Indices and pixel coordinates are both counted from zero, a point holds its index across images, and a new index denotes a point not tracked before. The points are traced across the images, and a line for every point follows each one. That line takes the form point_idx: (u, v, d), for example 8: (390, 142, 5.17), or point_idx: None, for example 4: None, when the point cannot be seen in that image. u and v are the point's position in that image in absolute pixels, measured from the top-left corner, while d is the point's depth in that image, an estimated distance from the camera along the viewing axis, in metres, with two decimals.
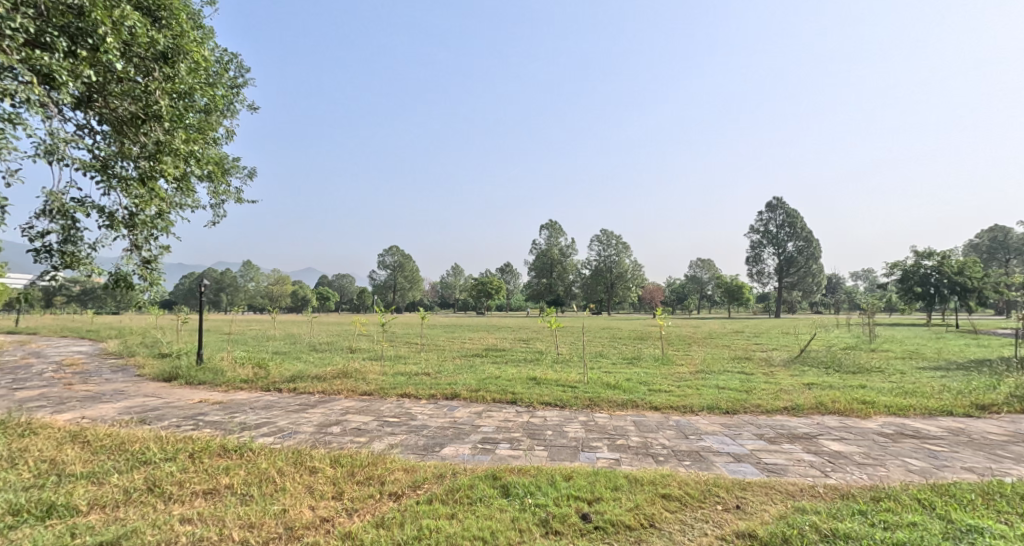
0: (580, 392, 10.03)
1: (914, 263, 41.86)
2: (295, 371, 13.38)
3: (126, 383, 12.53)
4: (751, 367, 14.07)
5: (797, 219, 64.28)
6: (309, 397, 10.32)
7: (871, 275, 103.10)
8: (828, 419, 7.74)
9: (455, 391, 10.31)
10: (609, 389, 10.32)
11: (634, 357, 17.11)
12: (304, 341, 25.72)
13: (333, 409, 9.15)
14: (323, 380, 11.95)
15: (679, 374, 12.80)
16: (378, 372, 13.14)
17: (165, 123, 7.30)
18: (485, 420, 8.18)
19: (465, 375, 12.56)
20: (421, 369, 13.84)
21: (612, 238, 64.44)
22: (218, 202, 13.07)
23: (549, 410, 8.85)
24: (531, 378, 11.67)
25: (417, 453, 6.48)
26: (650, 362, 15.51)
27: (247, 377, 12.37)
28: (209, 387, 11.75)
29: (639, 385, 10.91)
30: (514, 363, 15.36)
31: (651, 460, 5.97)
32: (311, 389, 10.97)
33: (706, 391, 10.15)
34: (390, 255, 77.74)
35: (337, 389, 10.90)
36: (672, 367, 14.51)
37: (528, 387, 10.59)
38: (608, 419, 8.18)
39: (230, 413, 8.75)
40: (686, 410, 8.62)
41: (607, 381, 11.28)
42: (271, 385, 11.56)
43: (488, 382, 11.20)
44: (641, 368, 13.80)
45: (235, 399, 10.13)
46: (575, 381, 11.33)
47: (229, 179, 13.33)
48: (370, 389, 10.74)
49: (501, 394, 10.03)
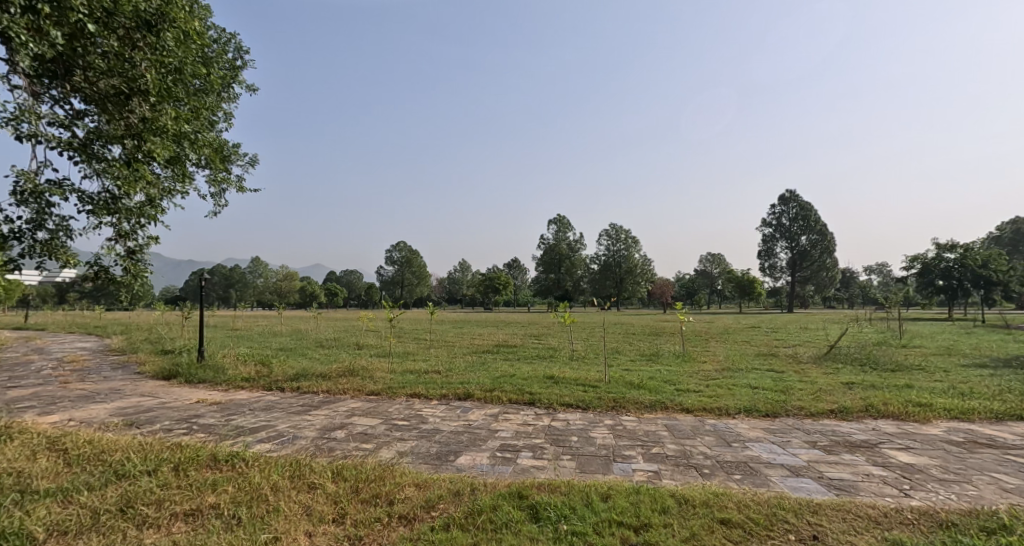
0: (602, 392, 9.35)
1: (935, 255, 40.62)
2: (300, 369, 12.79)
3: (123, 381, 11.98)
4: (779, 365, 13.31)
5: (811, 212, 63.03)
6: (313, 397, 9.68)
7: (885, 269, 101.33)
8: (884, 424, 6.99)
9: (469, 390, 9.66)
10: (633, 389, 9.63)
11: (652, 353, 16.36)
12: (310, 337, 25.14)
13: (338, 411, 8.52)
14: (328, 378, 11.35)
15: (704, 373, 12.10)
16: (386, 370, 12.50)
17: (153, 99, 6.67)
18: (503, 423, 7.52)
19: (478, 373, 11.91)
20: (431, 366, 13.22)
21: (622, 232, 63.59)
22: (219, 190, 12.48)
23: (572, 413, 8.16)
24: (548, 376, 11.01)
25: (429, 463, 5.81)
26: (670, 359, 14.79)
27: (249, 375, 11.77)
28: (209, 386, 11.15)
29: (665, 384, 10.22)
30: (528, 360, 14.71)
31: (696, 473, 5.26)
32: (316, 389, 10.34)
33: (738, 391, 9.44)
34: (398, 251, 77.21)
35: (343, 388, 10.27)
36: (695, 365, 13.77)
37: (546, 387, 9.92)
38: (638, 423, 7.48)
39: (228, 416, 8.12)
40: (722, 413, 7.90)
41: (629, 379, 10.60)
42: (274, 384, 10.94)
43: (504, 380, 10.55)
44: (662, 366, 13.08)
45: (234, 400, 9.52)
46: (596, 380, 10.65)
47: (229, 166, 12.74)
48: (377, 388, 10.10)
49: (518, 394, 9.37)
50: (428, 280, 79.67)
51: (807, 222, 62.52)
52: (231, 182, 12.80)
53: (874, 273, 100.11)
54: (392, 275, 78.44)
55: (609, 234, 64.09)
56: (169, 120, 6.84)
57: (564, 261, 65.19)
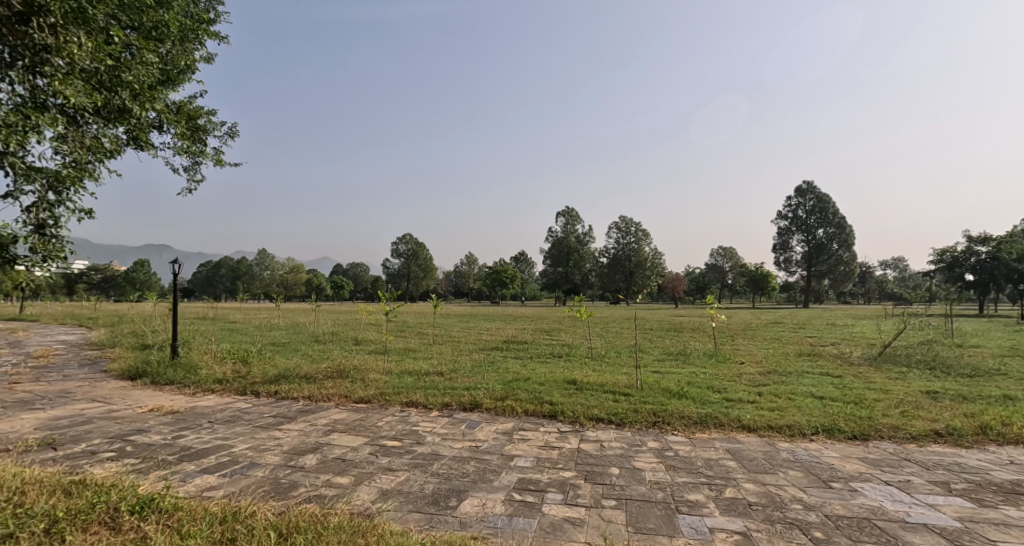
0: (637, 404, 7.75)
1: (964, 249, 38.51)
2: (285, 368, 11.25)
3: (80, 382, 10.44)
4: (831, 367, 11.63)
5: (829, 203, 60.79)
6: (290, 406, 8.10)
7: (903, 265, 98.54)
8: (1020, 456, 5.35)
9: (477, 398, 8.08)
10: (674, 400, 8.03)
11: (679, 354, 14.67)
12: (307, 331, 23.63)
13: (316, 425, 6.97)
14: (313, 381, 9.79)
15: (748, 378, 10.44)
16: (384, 371, 10.95)
17: (57, 21, 5.07)
18: (520, 448, 5.94)
19: (487, 375, 10.31)
20: (432, 367, 11.66)
21: (632, 224, 61.78)
22: (196, 163, 10.90)
23: (604, 432, 6.55)
24: (569, 380, 9.42)
25: (422, 513, 4.23)
26: (702, 361, 13.12)
27: (224, 377, 10.23)
28: (175, 389, 9.62)
29: (708, 393, 8.59)
30: (542, 360, 13.11)
31: (805, 540, 3.66)
32: (296, 394, 8.80)
33: (803, 402, 7.80)
34: (402, 244, 75.89)
35: (328, 394, 8.72)
36: (733, 367, 12.11)
37: (568, 394, 8.34)
38: (692, 449, 5.85)
39: (178, 430, 6.59)
40: (794, 434, 6.25)
41: (666, 386, 8.97)
42: (248, 387, 9.40)
43: (518, 385, 8.95)
44: (697, 369, 11.45)
45: (195, 409, 7.95)
46: (626, 386, 9.06)
47: (204, 138, 11.21)
48: (368, 395, 8.54)
49: (536, 405, 7.77)
50: (434, 273, 78.29)
51: (824, 215, 60.43)
52: (210, 155, 11.22)
53: (889, 267, 97.79)
54: (398, 268, 77.02)
55: (619, 227, 62.28)
56: (84, 52, 5.27)
57: (572, 255, 63.36)
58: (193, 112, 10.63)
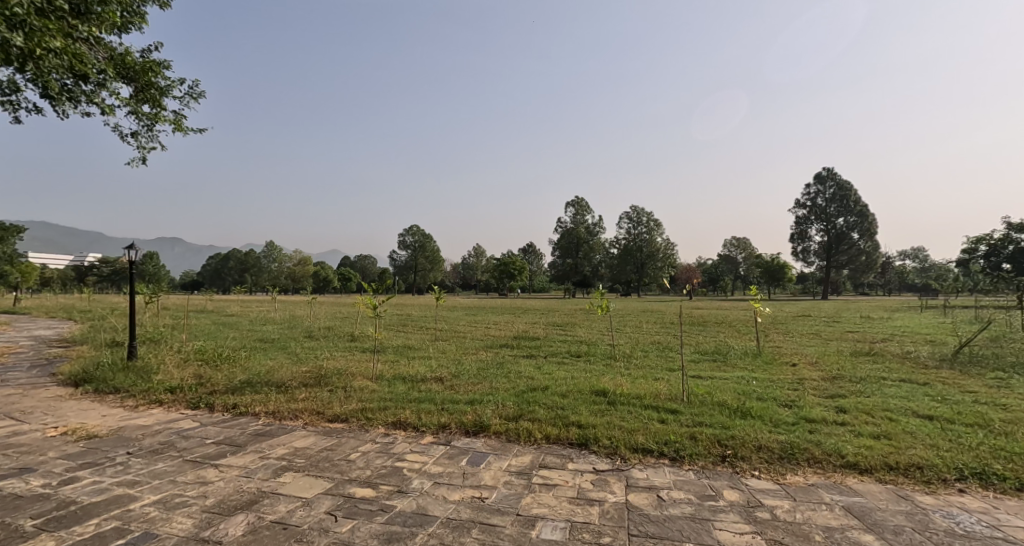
0: (692, 428, 5.95)
1: (1001, 236, 36.05)
2: (258, 372, 9.53)
3: (10, 391, 8.74)
4: (906, 371, 9.72)
5: (851, 191, 58.23)
6: (245, 428, 6.35)
7: (922, 254, 96.15)
8: None
9: (483, 417, 6.31)
10: (738, 420, 6.20)
11: (715, 354, 12.80)
12: (302, 326, 22.01)
13: (269, 458, 5.23)
14: (285, 390, 8.05)
15: (812, 386, 8.61)
16: (374, 377, 9.22)
17: None
18: (544, 505, 4.17)
19: (496, 382, 8.53)
20: (431, 370, 9.93)
21: (644, 214, 59.62)
22: (148, 127, 9.06)
23: (660, 476, 4.79)
24: (597, 390, 7.63)
25: None
26: (745, 363, 11.25)
27: (180, 383, 8.52)
28: (118, 399, 7.91)
29: (777, 410, 6.77)
30: (560, 362, 11.32)
31: None
32: (258, 409, 7.05)
33: (911, 423, 5.97)
34: (411, 234, 73.92)
35: (296, 409, 6.97)
36: (786, 372, 10.28)
37: (600, 411, 6.55)
38: (795, 508, 4.04)
39: (77, 467, 4.86)
40: (932, 479, 4.43)
41: (720, 400, 7.15)
42: (202, 399, 7.66)
43: (534, 399, 7.17)
44: (745, 374, 9.61)
45: (122, 430, 6.20)
46: (668, 399, 7.25)
47: (160, 100, 9.43)
48: (346, 412, 6.78)
49: (560, 428, 6.01)
50: (442, 265, 76.73)
51: (845, 203, 57.92)
52: (168, 120, 9.35)
53: (908, 257, 95.18)
54: (405, 260, 75.57)
55: (630, 217, 60.15)
56: None
57: (582, 246, 61.50)
58: (138, 64, 8.82)
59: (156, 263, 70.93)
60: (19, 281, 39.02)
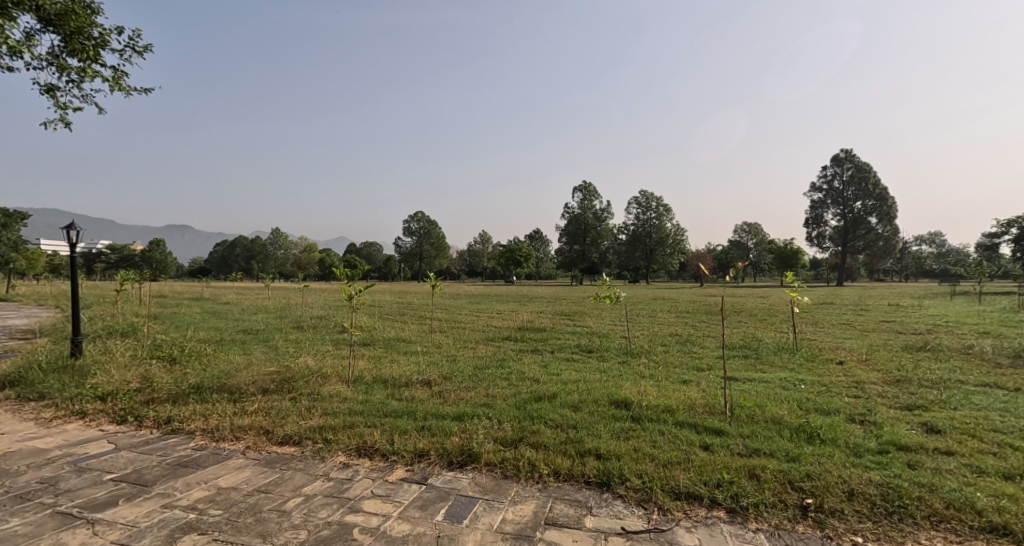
0: (746, 459, 4.51)
1: None
2: (217, 372, 8.11)
3: None
4: (979, 371, 8.22)
5: (869, 173, 55.95)
6: (168, 454, 4.94)
7: (938, 240, 93.57)
8: None
9: (472, 442, 4.88)
10: (806, 447, 4.73)
11: (746, 349, 11.31)
12: (294, 315, 20.59)
13: (173, 509, 3.82)
14: (237, 400, 6.61)
15: (878, 394, 7.09)
16: (351, 380, 7.79)
17: None
18: None
19: (494, 388, 7.11)
20: (420, 371, 8.49)
21: (653, 199, 57.49)
22: (74, 84, 7.53)
23: None
24: (618, 401, 6.18)
25: None
26: (784, 361, 9.74)
27: (117, 386, 7.09)
28: (36, 409, 6.50)
29: (849, 431, 5.30)
30: (570, 359, 9.88)
31: None
32: (194, 425, 5.62)
33: None
34: (414, 221, 72.16)
35: (241, 425, 5.55)
36: (835, 372, 8.77)
37: (623, 432, 5.13)
38: None
39: None
40: None
41: (774, 415, 5.68)
42: (133, 409, 6.24)
43: (539, 414, 5.73)
44: (789, 378, 8.11)
45: (6, 460, 4.79)
46: (709, 414, 5.80)
47: (92, 52, 7.89)
48: (302, 431, 5.37)
49: (573, 458, 4.58)
50: (447, 252, 75.23)
51: (863, 186, 55.72)
52: (102, 76, 7.81)
53: (924, 243, 92.81)
54: (409, 247, 74.15)
55: (639, 202, 58.15)
56: None
57: (590, 232, 59.65)
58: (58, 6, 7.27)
59: (163, 250, 70.05)
60: (24, 268, 38.13)
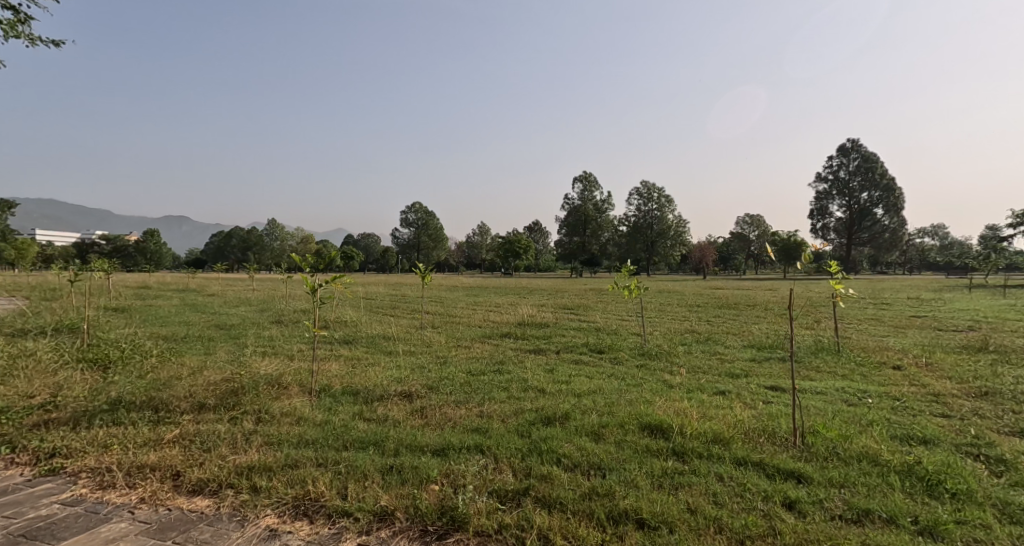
0: (860, 531, 3.06)
1: None
2: (151, 381, 6.59)
3: None
4: None
5: (875, 163, 54.47)
6: (21, 514, 3.42)
7: (941, 232, 92.31)
8: None
9: (460, 497, 3.42)
10: (939, 509, 3.30)
11: (777, 349, 9.90)
12: (275, 309, 19.03)
13: None
14: (156, 423, 5.09)
15: (968, 412, 5.67)
16: (313, 392, 6.30)
17: None
18: None
19: (489, 404, 5.64)
20: (397, 378, 7.00)
21: (654, 189, 55.92)
22: None
23: None
24: (651, 426, 4.72)
25: None
26: (830, 365, 8.30)
27: (11, 401, 5.57)
28: None
29: (977, 473, 3.87)
30: (579, 362, 8.43)
31: None
32: (81, 463, 4.12)
33: None
34: (412, 212, 70.38)
35: (144, 462, 4.06)
36: (897, 379, 7.34)
37: (668, 479, 3.69)
38: None
39: None
40: None
41: (865, 449, 4.22)
42: (13, 436, 4.71)
43: (550, 446, 4.28)
44: (849, 388, 6.67)
45: None
46: (776, 447, 4.35)
47: None
48: (224, 474, 3.86)
49: (604, 525, 3.13)
50: (445, 243, 73.53)
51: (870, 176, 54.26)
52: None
53: (927, 235, 91.56)
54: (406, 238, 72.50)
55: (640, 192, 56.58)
56: None
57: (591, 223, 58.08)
58: None
59: (155, 239, 68.21)
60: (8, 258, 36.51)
